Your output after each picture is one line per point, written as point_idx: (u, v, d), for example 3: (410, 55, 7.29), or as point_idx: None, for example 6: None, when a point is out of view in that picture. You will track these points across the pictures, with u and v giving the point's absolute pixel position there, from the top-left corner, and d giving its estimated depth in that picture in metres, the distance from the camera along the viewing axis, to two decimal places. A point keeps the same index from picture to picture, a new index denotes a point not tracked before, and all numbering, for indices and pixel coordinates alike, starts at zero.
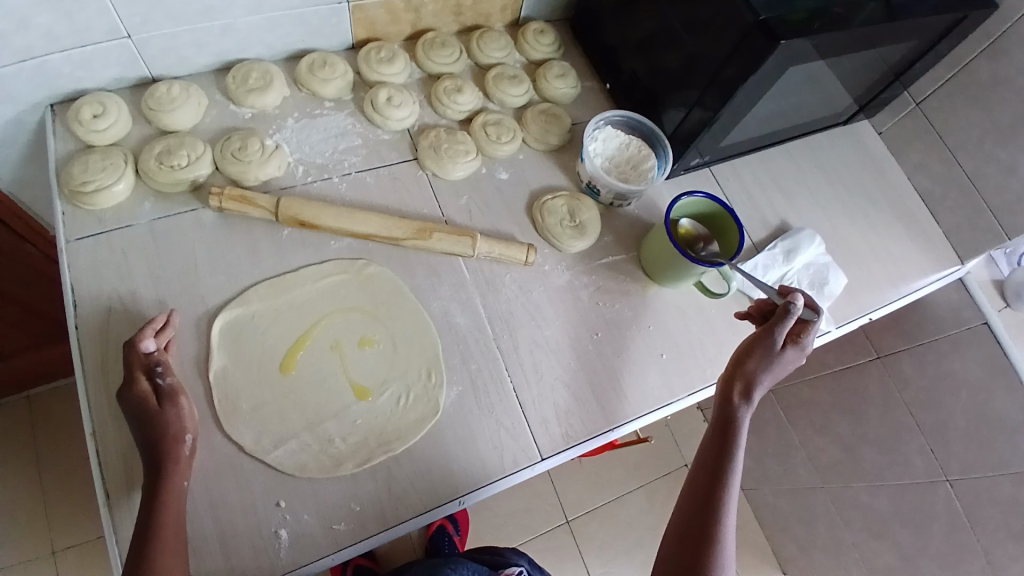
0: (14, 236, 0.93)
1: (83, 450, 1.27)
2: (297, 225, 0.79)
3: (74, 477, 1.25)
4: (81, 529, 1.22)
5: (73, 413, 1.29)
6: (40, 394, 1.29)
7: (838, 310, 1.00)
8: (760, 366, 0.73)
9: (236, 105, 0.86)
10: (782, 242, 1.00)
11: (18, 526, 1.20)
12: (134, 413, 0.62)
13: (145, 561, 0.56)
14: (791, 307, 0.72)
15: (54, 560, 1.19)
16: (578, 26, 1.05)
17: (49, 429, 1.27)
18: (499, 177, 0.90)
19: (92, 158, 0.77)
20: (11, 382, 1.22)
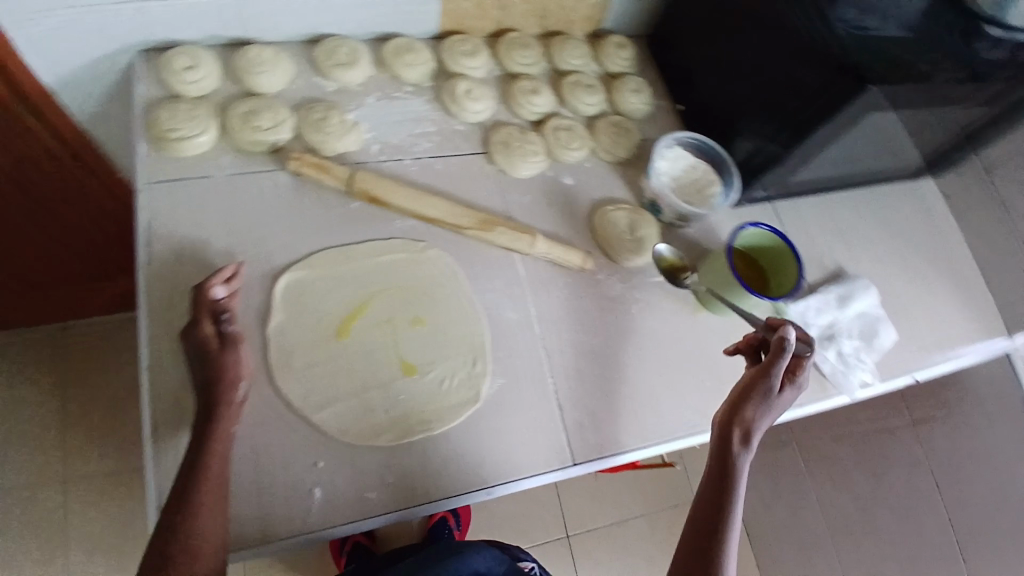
0: (91, 175, 0.97)
1: (110, 389, 1.31)
2: (367, 200, 0.81)
3: (92, 415, 1.28)
4: (92, 466, 1.24)
5: (101, 352, 1.32)
6: (74, 327, 1.33)
7: (884, 364, 0.98)
8: (759, 408, 0.69)
9: (320, 77, 0.88)
10: (838, 287, 0.99)
11: (38, 454, 1.23)
12: (196, 354, 0.64)
13: (188, 498, 0.57)
14: (788, 343, 0.69)
15: (63, 490, 1.22)
16: (658, 45, 1.07)
17: (77, 363, 1.30)
18: (564, 181, 0.91)
19: (181, 107, 0.79)
20: (47, 313, 1.26)
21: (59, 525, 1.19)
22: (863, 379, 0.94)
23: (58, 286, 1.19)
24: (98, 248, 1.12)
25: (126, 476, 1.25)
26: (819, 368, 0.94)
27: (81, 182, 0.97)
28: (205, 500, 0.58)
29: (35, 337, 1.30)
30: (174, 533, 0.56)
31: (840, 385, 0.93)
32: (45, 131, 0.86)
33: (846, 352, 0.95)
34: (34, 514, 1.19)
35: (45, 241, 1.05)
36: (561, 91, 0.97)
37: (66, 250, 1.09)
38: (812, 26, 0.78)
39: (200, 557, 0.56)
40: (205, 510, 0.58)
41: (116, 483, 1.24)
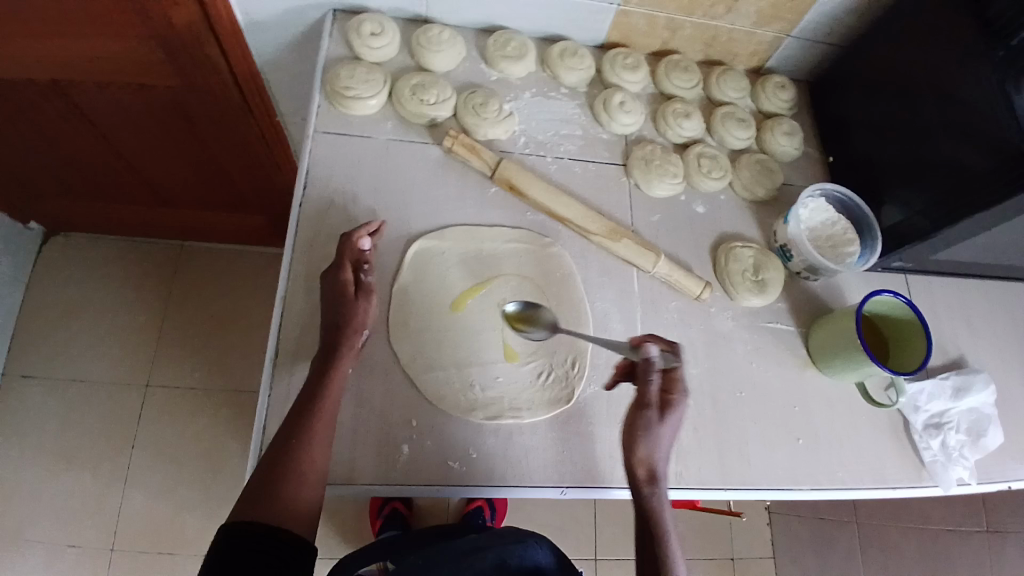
0: (258, 133, 1.07)
1: (205, 308, 1.43)
2: (506, 187, 0.84)
3: (185, 329, 1.40)
4: (175, 375, 1.37)
5: (214, 274, 1.45)
6: (191, 247, 1.46)
7: (984, 466, 0.90)
8: (653, 441, 0.67)
9: (487, 65, 0.93)
10: (955, 377, 0.93)
11: (142, 351, 1.37)
12: (333, 296, 0.69)
13: (302, 423, 0.63)
14: (642, 360, 0.68)
15: (145, 391, 1.35)
16: (819, 94, 1.04)
17: (189, 280, 1.44)
18: (696, 209, 0.91)
19: (360, 69, 0.86)
20: (172, 228, 1.39)
21: (143, 419, 1.32)
22: (959, 474, 0.87)
23: (194, 208, 1.31)
24: (240, 187, 1.23)
25: (210, 392, 1.37)
26: (919, 454, 0.87)
27: (246, 136, 1.07)
28: (318, 426, 0.63)
29: (157, 248, 1.45)
30: (286, 451, 0.61)
31: (936, 477, 0.86)
32: (234, 84, 0.96)
33: (950, 444, 0.88)
34: (110, 406, 1.33)
35: (197, 168, 1.16)
36: (712, 120, 0.97)
37: (216, 182, 1.21)
38: (991, 104, 0.73)
39: (305, 481, 0.60)
40: (316, 437, 0.62)
41: (201, 395, 1.36)
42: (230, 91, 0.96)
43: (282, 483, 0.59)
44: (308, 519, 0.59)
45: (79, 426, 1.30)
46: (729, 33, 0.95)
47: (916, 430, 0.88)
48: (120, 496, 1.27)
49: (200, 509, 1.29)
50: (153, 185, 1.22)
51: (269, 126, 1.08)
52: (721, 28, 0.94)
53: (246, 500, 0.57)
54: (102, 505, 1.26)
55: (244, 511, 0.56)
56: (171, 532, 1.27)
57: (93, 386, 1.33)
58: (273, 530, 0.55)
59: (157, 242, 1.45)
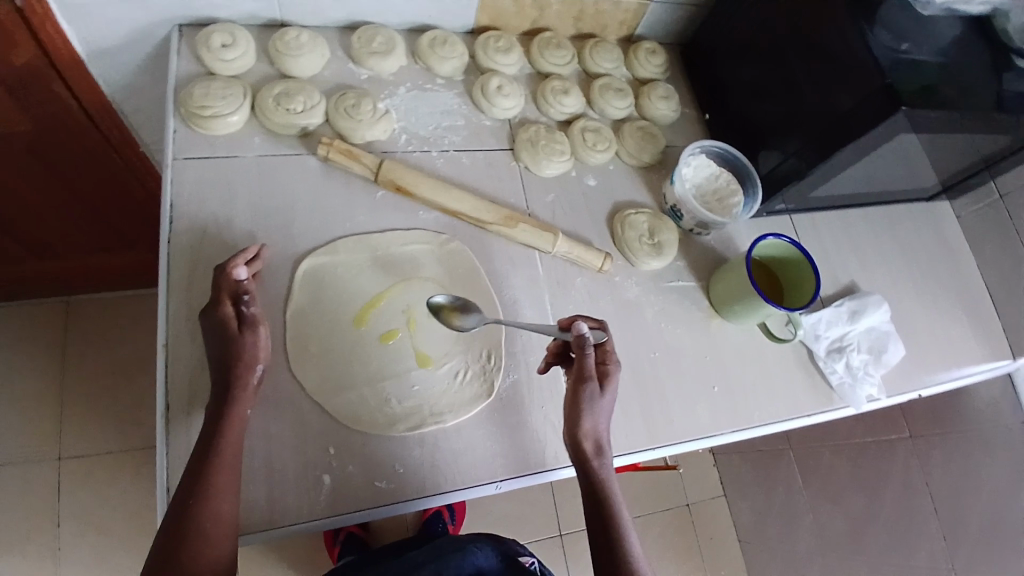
0: (122, 166, 1.01)
1: (109, 362, 1.31)
2: (392, 189, 0.81)
3: (92, 387, 1.28)
4: (89, 443, 1.25)
5: (106, 326, 1.33)
6: (80, 301, 1.33)
7: (892, 380, 0.98)
8: (596, 411, 0.68)
9: (355, 64, 0.88)
10: (850, 301, 0.99)
11: (34, 423, 1.24)
12: (216, 335, 0.64)
13: (201, 478, 0.58)
14: (582, 341, 0.68)
15: (58, 466, 1.22)
16: (690, 55, 1.07)
17: (80, 335, 1.31)
18: (587, 183, 0.91)
19: (215, 85, 0.80)
20: (53, 284, 1.26)
21: (54, 496, 1.20)
22: (869, 392, 0.93)
23: (71, 260, 1.19)
24: (115, 226, 1.13)
25: (123, 452, 1.26)
26: (827, 379, 0.93)
27: (112, 171, 1.01)
28: (219, 476, 0.58)
29: (43, 310, 1.31)
30: (188, 510, 0.56)
31: (846, 397, 0.92)
32: (86, 116, 0.89)
33: (854, 364, 0.94)
34: (22, 486, 1.19)
35: (62, 216, 1.05)
36: (590, 93, 0.97)
37: (88, 227, 1.10)
38: (857, 45, 0.78)
39: (215, 538, 0.56)
40: (220, 489, 0.58)
41: (114, 457, 1.25)
42: (84, 126, 0.90)
43: (190, 548, 0.55)
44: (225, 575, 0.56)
45: None
46: (595, 5, 0.96)
47: (821, 357, 0.94)
48: None
49: None
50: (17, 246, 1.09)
51: (134, 158, 1.00)
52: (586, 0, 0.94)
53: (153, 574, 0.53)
54: None
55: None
56: None
57: None
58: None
59: (45, 302, 1.32)
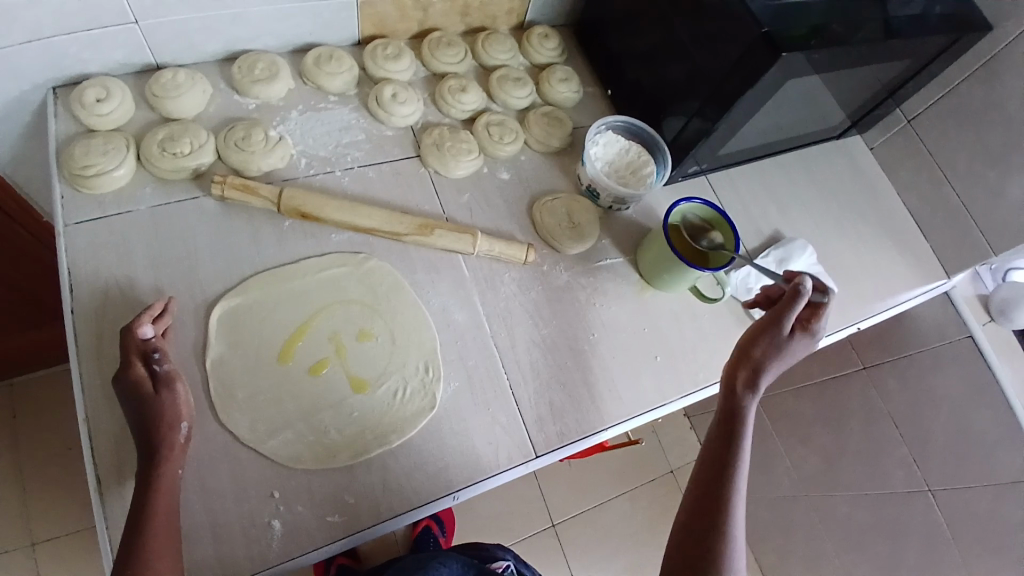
0: (26, 233, 0.96)
1: (56, 440, 1.25)
2: (298, 217, 0.79)
3: (48, 467, 1.23)
4: (61, 523, 1.20)
5: (45, 404, 1.27)
6: (19, 383, 1.27)
7: (827, 318, 1.01)
8: (781, 359, 0.72)
9: (240, 94, 0.86)
10: (775, 250, 1.02)
11: None
12: (129, 399, 0.62)
13: (135, 550, 0.55)
14: (800, 288, 0.71)
15: (33, 552, 1.16)
16: (583, 33, 1.07)
17: (21, 419, 1.25)
18: (500, 177, 0.91)
19: (95, 140, 0.76)
20: None
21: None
22: None
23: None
24: (32, 299, 1.08)
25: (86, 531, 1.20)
26: None
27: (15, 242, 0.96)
28: (153, 544, 0.56)
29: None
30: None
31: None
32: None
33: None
34: None
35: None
36: (490, 86, 0.96)
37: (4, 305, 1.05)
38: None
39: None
40: (157, 557, 0.56)
41: (76, 538, 1.19)
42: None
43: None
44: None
45: None
46: None
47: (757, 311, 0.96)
48: None
49: None
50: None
51: (33, 223, 0.96)
52: None
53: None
54: None
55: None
56: None
57: None
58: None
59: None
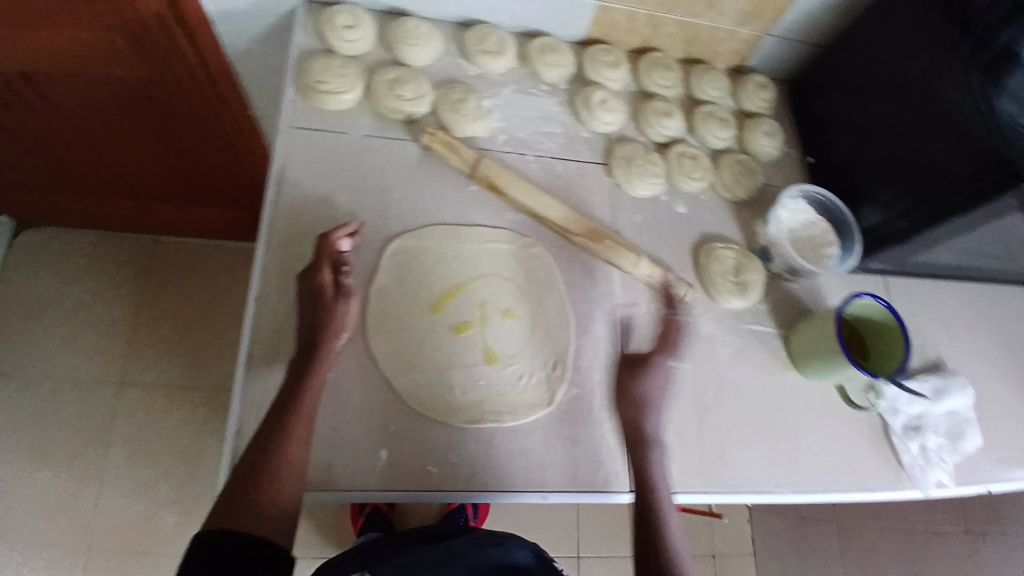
0: (233, 129, 1.05)
1: (176, 301, 1.38)
2: (485, 185, 0.83)
3: (158, 324, 1.35)
4: (151, 372, 1.32)
5: (188, 271, 1.40)
6: (165, 242, 1.41)
7: (965, 469, 0.91)
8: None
9: (465, 60, 0.90)
10: (934, 378, 0.94)
11: (105, 350, 1.31)
12: (312, 297, 0.69)
13: (279, 424, 0.61)
14: None
15: (116, 390, 1.29)
16: (799, 95, 1.04)
17: (155, 276, 1.38)
18: (677, 209, 0.90)
19: (334, 62, 0.83)
20: (143, 222, 1.34)
21: (114, 420, 1.27)
22: (938, 478, 0.89)
23: (164, 202, 1.26)
24: (212, 181, 1.19)
25: (174, 388, 1.31)
26: (899, 457, 0.89)
27: (222, 133, 1.05)
28: (296, 425, 0.62)
29: (128, 244, 1.39)
30: (265, 454, 0.59)
31: (914, 479, 0.88)
32: (209, 79, 0.93)
33: (929, 447, 0.90)
34: (80, 401, 1.27)
35: (165, 162, 1.11)
36: (694, 118, 0.96)
37: (189, 176, 1.17)
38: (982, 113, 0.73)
39: (282, 482, 0.58)
40: (296, 437, 0.61)
41: (169, 396, 1.31)
42: (206, 89, 0.94)
43: (258, 489, 0.57)
44: (287, 521, 0.57)
45: (48, 422, 1.25)
46: (711, 31, 0.94)
47: (895, 433, 0.90)
48: (91, 497, 1.22)
49: (165, 510, 1.24)
50: (121, 180, 1.17)
51: (246, 126, 1.06)
52: (702, 26, 0.93)
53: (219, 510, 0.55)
54: (72, 507, 1.21)
55: (224, 520, 0.54)
56: (144, 529, 1.22)
57: (68, 384, 1.28)
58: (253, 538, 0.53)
59: (134, 237, 1.39)
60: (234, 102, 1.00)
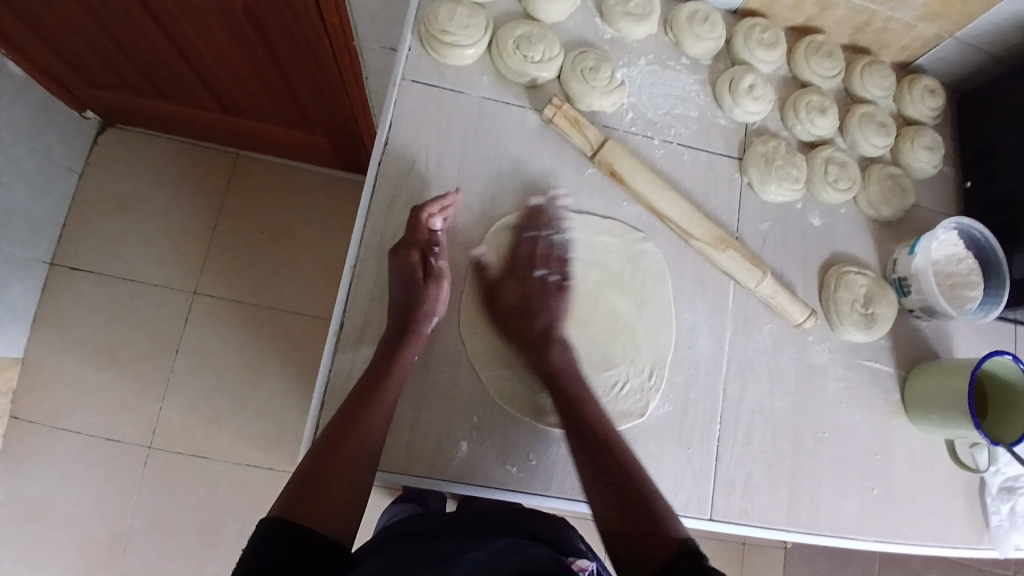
0: (332, 59, 0.95)
1: (252, 219, 1.35)
2: (605, 171, 0.76)
3: (233, 242, 1.33)
4: (224, 287, 1.31)
5: (265, 189, 1.36)
6: (247, 157, 1.38)
7: None
8: (539, 299, 0.71)
9: (602, 20, 0.81)
10: None
11: (181, 259, 1.31)
12: (402, 277, 0.66)
13: (362, 404, 0.60)
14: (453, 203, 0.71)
15: (191, 301, 1.30)
16: (971, 105, 0.89)
17: (235, 193, 1.36)
18: (810, 221, 0.81)
19: (461, 10, 0.74)
20: (230, 136, 1.31)
21: (185, 329, 1.29)
22: (1019, 542, 0.80)
23: (253, 119, 1.22)
24: (303, 106, 1.12)
25: (244, 306, 1.31)
26: (987, 517, 0.80)
27: (319, 61, 0.96)
28: (375, 410, 0.60)
29: (214, 157, 1.37)
30: (341, 437, 0.58)
31: (995, 541, 0.79)
32: (314, 1, 0.82)
33: (1018, 510, 0.80)
34: (159, 309, 1.29)
35: (258, 80, 1.06)
36: (847, 118, 0.84)
37: (281, 98, 1.11)
38: None
39: (353, 468, 0.57)
40: (376, 418, 0.60)
41: (237, 314, 1.30)
42: (311, 14, 0.84)
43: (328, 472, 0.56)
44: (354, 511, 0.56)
45: (125, 322, 1.28)
46: (887, 20, 0.81)
47: (989, 494, 0.80)
48: (157, 400, 1.25)
49: (225, 424, 1.26)
50: (209, 90, 1.13)
51: (352, 69, 0.99)
52: (881, 12, 0.80)
53: (293, 495, 0.54)
54: (139, 404, 1.24)
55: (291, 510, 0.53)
56: (205, 439, 1.24)
57: (146, 288, 1.29)
58: (324, 536, 0.52)
59: (220, 151, 1.37)
60: (342, 47, 0.94)
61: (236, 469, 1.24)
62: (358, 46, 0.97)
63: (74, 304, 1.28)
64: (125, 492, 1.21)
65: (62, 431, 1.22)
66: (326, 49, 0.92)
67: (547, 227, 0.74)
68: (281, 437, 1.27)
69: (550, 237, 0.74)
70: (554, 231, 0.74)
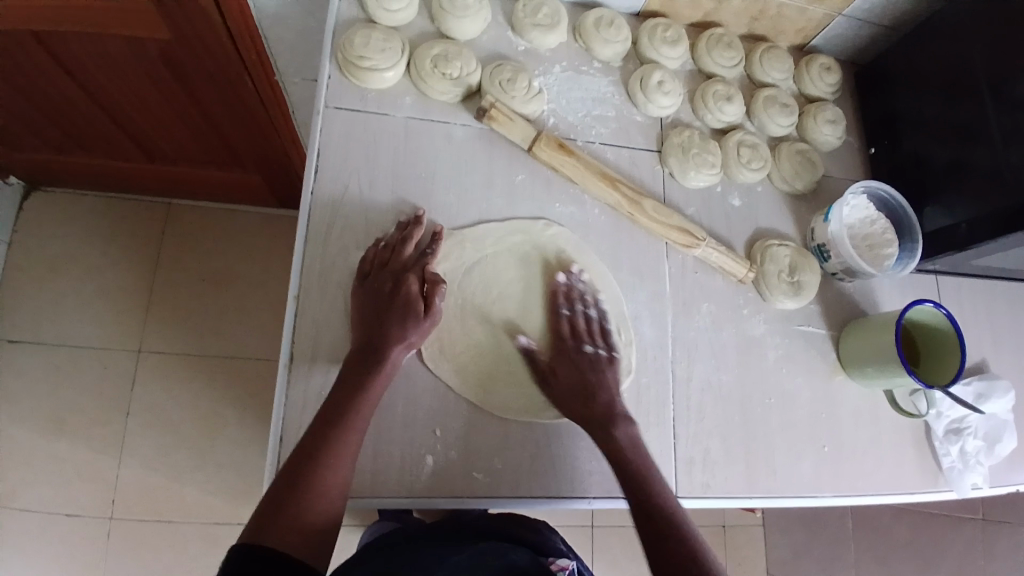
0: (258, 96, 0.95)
1: (193, 263, 1.32)
2: (554, 146, 0.79)
3: (176, 291, 1.30)
4: (168, 340, 1.28)
5: (204, 234, 1.34)
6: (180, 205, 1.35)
7: (996, 471, 0.88)
8: (592, 374, 0.71)
9: (515, 33, 0.84)
10: (977, 382, 0.88)
11: (121, 317, 1.27)
12: (375, 295, 0.68)
13: (329, 425, 0.60)
14: (417, 220, 0.73)
15: (137, 357, 1.26)
16: (865, 79, 0.97)
17: (172, 241, 1.33)
18: (731, 202, 0.86)
19: (376, 35, 0.76)
20: (161, 184, 1.28)
21: (134, 387, 1.24)
22: (972, 480, 0.85)
23: (180, 164, 1.20)
24: (232, 147, 1.12)
25: (194, 354, 1.27)
26: (937, 460, 0.85)
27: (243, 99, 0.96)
28: (345, 435, 0.60)
29: (147, 207, 1.34)
30: (308, 461, 0.58)
31: (952, 483, 0.85)
32: (231, 40, 0.82)
33: (968, 450, 0.85)
34: (102, 370, 1.24)
35: (183, 125, 1.05)
36: (754, 103, 0.90)
37: (208, 141, 1.10)
38: None
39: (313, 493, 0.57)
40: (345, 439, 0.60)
41: (185, 363, 1.27)
42: (229, 53, 0.84)
43: (296, 495, 0.56)
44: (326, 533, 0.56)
45: (71, 389, 1.22)
46: (780, 7, 0.87)
47: (937, 438, 0.85)
48: (111, 465, 1.20)
49: (188, 477, 1.22)
50: (132, 139, 1.11)
51: (278, 103, 1.00)
52: (771, 3, 0.86)
53: (261, 522, 0.54)
54: (93, 472, 1.19)
55: (258, 534, 0.52)
56: (170, 497, 1.20)
57: (87, 350, 1.25)
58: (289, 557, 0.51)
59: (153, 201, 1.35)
60: (264, 83, 0.94)
61: (204, 524, 1.20)
62: (280, 80, 0.98)
63: (13, 377, 1.21)
64: (88, 566, 1.15)
65: (13, 512, 1.16)
66: (249, 86, 0.92)
67: (577, 303, 0.75)
68: (249, 484, 1.24)
69: (585, 313, 0.75)
70: (587, 305, 0.75)
